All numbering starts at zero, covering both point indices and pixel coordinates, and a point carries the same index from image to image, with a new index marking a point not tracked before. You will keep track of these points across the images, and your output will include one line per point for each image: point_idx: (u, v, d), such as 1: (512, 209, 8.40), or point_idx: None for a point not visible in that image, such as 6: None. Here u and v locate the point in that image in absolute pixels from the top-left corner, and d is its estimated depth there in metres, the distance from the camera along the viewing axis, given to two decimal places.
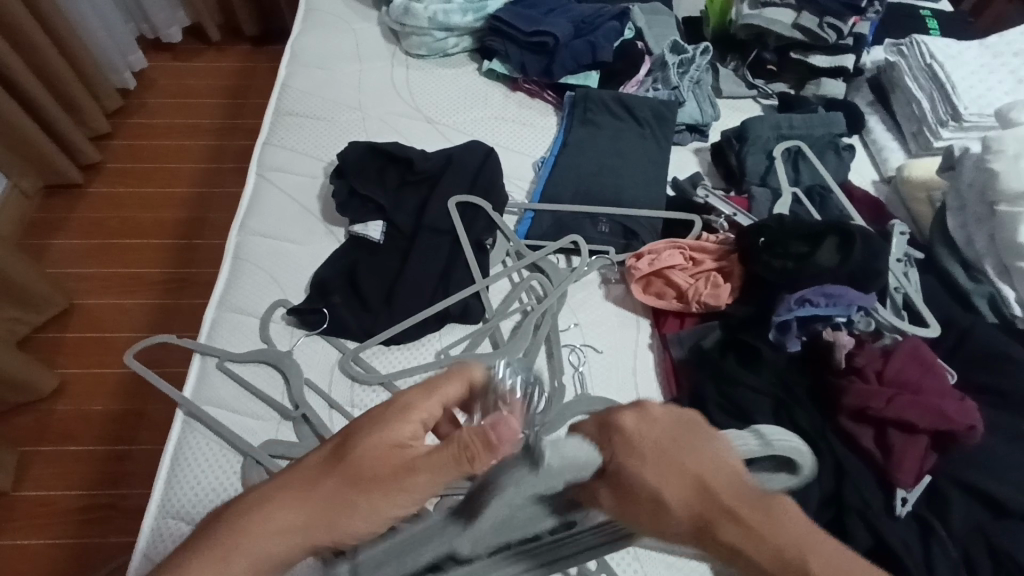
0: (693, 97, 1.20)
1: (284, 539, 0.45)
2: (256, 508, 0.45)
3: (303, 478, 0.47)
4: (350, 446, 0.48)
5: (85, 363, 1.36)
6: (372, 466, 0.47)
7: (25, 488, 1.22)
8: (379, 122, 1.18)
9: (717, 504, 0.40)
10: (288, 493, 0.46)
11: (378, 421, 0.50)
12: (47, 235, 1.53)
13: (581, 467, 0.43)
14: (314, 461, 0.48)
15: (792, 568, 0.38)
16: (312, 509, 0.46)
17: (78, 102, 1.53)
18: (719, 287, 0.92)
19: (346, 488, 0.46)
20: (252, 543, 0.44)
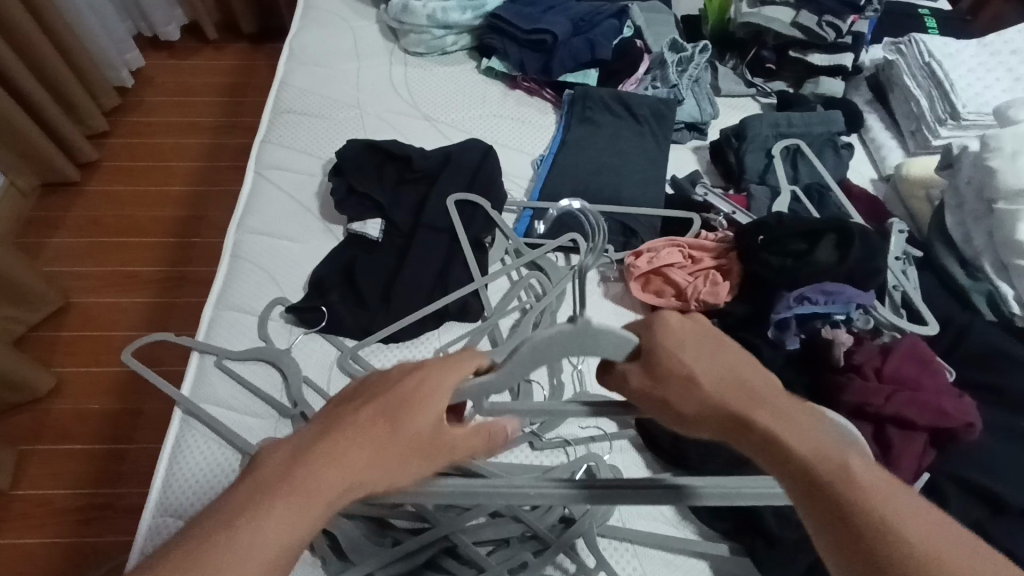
0: (692, 95, 1.20)
1: (312, 509, 0.40)
2: (303, 485, 0.40)
3: (349, 446, 0.42)
4: (391, 411, 0.43)
5: (83, 361, 1.35)
6: (412, 434, 0.43)
7: (22, 487, 1.22)
8: (377, 120, 1.17)
9: (755, 391, 0.43)
10: (322, 460, 0.41)
11: (426, 390, 0.44)
12: (44, 233, 1.52)
13: (618, 346, 0.47)
14: (345, 425, 0.43)
15: (831, 461, 0.40)
16: (346, 479, 0.41)
17: (75, 100, 1.53)
18: (718, 284, 0.92)
19: (384, 455, 0.42)
20: (277, 516, 0.39)
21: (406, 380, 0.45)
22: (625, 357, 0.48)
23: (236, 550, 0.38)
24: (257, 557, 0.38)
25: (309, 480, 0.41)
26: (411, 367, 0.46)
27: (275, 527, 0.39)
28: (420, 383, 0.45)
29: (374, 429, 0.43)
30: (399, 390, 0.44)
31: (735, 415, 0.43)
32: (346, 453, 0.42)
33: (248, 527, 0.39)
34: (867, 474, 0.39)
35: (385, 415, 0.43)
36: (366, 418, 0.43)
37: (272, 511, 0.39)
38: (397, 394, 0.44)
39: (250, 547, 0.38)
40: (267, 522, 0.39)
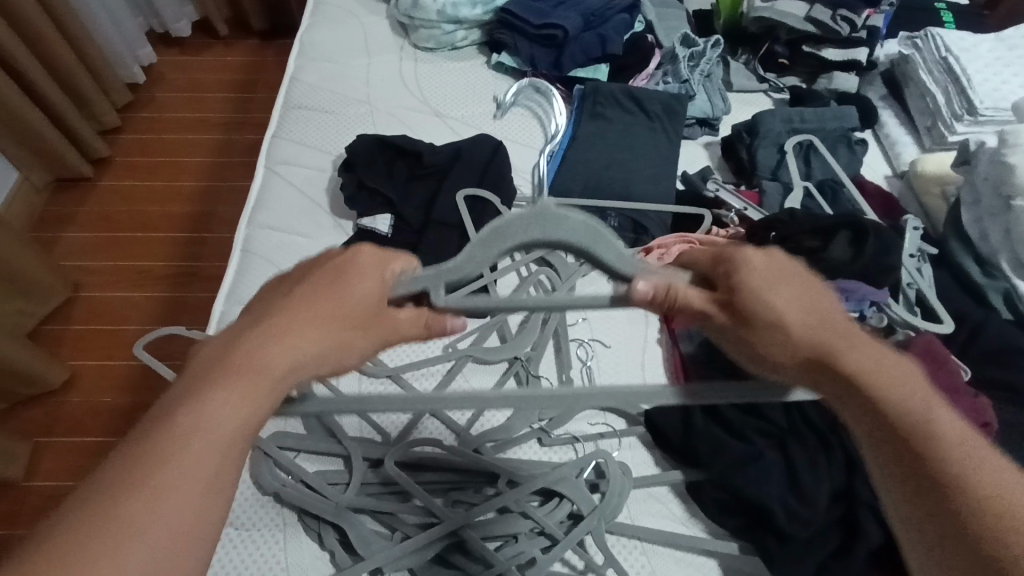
0: (703, 90, 1.19)
1: (260, 385, 0.44)
2: (250, 362, 0.44)
3: (288, 324, 0.46)
4: (330, 289, 0.47)
5: (96, 355, 1.37)
6: (354, 310, 0.47)
7: (36, 479, 1.23)
8: (387, 115, 1.17)
9: (850, 336, 0.48)
10: (264, 342, 0.45)
11: (358, 267, 0.49)
12: (56, 228, 1.54)
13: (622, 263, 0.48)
14: (286, 308, 0.46)
15: (918, 413, 0.44)
16: (290, 355, 0.45)
17: (86, 95, 1.54)
18: None
19: (324, 330, 0.46)
20: (223, 396, 0.42)
21: (337, 259, 0.49)
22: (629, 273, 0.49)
23: (192, 424, 0.41)
24: (211, 429, 0.41)
25: (251, 357, 0.44)
26: (340, 253, 0.50)
27: (228, 401, 0.42)
28: (349, 261, 0.49)
29: (315, 307, 0.47)
30: (330, 269, 0.48)
31: (823, 351, 0.47)
32: (286, 330, 0.45)
33: (198, 404, 0.42)
34: (949, 427, 0.44)
35: (320, 292, 0.47)
36: (302, 295, 0.47)
37: (221, 389, 0.43)
38: (326, 273, 0.48)
39: (204, 422, 0.41)
40: (216, 396, 0.42)
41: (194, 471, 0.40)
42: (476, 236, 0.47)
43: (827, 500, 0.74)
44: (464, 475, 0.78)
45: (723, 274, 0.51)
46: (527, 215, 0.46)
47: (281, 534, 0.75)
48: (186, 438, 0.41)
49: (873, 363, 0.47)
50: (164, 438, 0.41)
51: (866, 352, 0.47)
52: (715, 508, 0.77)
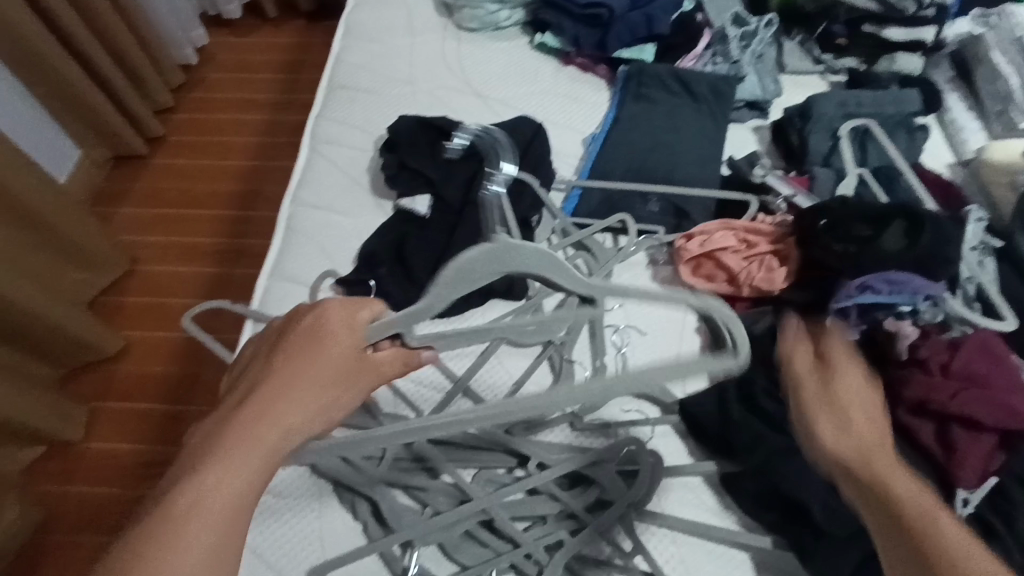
0: (754, 72, 1.15)
1: (258, 453, 0.48)
2: (246, 434, 0.48)
3: (273, 396, 0.50)
4: (309, 352, 0.52)
5: (147, 326, 1.43)
6: (334, 367, 0.52)
7: (93, 440, 1.31)
8: (429, 95, 1.17)
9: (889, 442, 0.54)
10: (256, 412, 0.49)
11: (334, 328, 0.53)
12: (114, 204, 1.61)
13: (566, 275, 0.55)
14: (271, 380, 0.51)
15: (928, 519, 0.50)
16: (281, 420, 0.49)
17: (143, 75, 1.59)
18: (774, 270, 0.89)
19: (308, 391, 0.51)
20: (225, 471, 0.46)
21: (311, 320, 0.53)
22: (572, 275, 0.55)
23: (194, 504, 0.44)
24: (216, 506, 0.45)
25: (243, 430, 0.48)
26: (307, 313, 0.54)
27: (226, 477, 0.46)
28: (320, 321, 0.53)
29: (297, 372, 0.51)
30: (307, 333, 0.52)
31: (869, 446, 0.53)
32: (271, 401, 0.50)
33: (197, 483, 0.45)
34: (955, 537, 0.49)
35: (299, 359, 0.51)
36: (283, 362, 0.51)
37: (218, 465, 0.46)
38: (301, 338, 0.52)
39: (205, 498, 0.45)
40: (213, 472, 0.46)
41: (201, 548, 0.44)
42: (444, 275, 0.50)
43: None
44: (495, 454, 0.78)
45: (805, 365, 0.56)
46: (486, 252, 0.50)
47: (317, 505, 0.78)
48: (189, 521, 0.44)
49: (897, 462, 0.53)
50: (171, 520, 0.44)
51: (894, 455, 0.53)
52: (750, 500, 0.76)
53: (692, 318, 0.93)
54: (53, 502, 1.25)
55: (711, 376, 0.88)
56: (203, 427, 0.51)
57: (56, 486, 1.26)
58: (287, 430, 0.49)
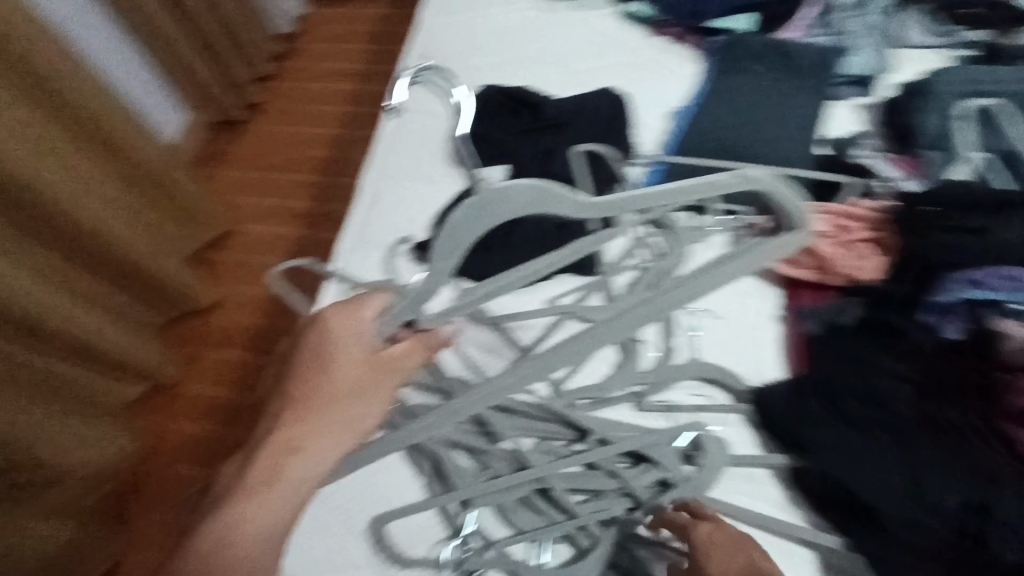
0: (864, 45, 1.06)
1: (275, 490, 0.49)
2: (259, 473, 0.49)
3: (282, 427, 0.50)
4: (312, 378, 0.50)
5: (239, 282, 1.53)
6: (341, 388, 0.50)
7: (190, 383, 1.42)
8: (512, 66, 1.17)
9: (723, 538, 0.63)
10: (268, 450, 0.49)
11: (336, 343, 0.50)
12: (216, 166, 1.73)
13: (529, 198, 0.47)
14: (280, 411, 0.50)
15: None
16: (290, 454, 0.49)
17: (245, 44, 1.67)
18: (865, 259, 0.83)
19: (313, 417, 0.50)
20: (244, 512, 0.49)
21: (312, 337, 0.51)
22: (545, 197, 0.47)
23: (216, 542, 0.48)
24: (237, 543, 0.48)
25: (258, 464, 0.49)
26: (311, 323, 0.51)
27: (243, 514, 0.49)
28: (321, 336, 0.50)
29: (302, 401, 0.50)
30: (310, 351, 0.51)
31: None
32: (277, 432, 0.50)
33: (216, 524, 0.48)
34: None
35: (305, 381, 0.50)
36: (290, 392, 0.50)
37: (236, 502, 0.49)
38: (306, 357, 0.51)
39: (226, 535, 0.48)
40: (230, 516, 0.49)
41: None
42: (432, 250, 0.49)
43: (957, 508, 0.65)
44: (555, 426, 0.77)
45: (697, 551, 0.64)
46: (463, 215, 0.47)
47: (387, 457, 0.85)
48: (214, 558, 0.48)
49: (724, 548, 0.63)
50: (199, 556, 0.48)
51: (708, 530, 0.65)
52: (817, 496, 0.73)
53: (772, 305, 0.88)
54: (155, 435, 1.38)
55: (788, 366, 0.84)
56: (232, 462, 0.53)
57: (156, 421, 1.39)
58: (301, 459, 0.49)
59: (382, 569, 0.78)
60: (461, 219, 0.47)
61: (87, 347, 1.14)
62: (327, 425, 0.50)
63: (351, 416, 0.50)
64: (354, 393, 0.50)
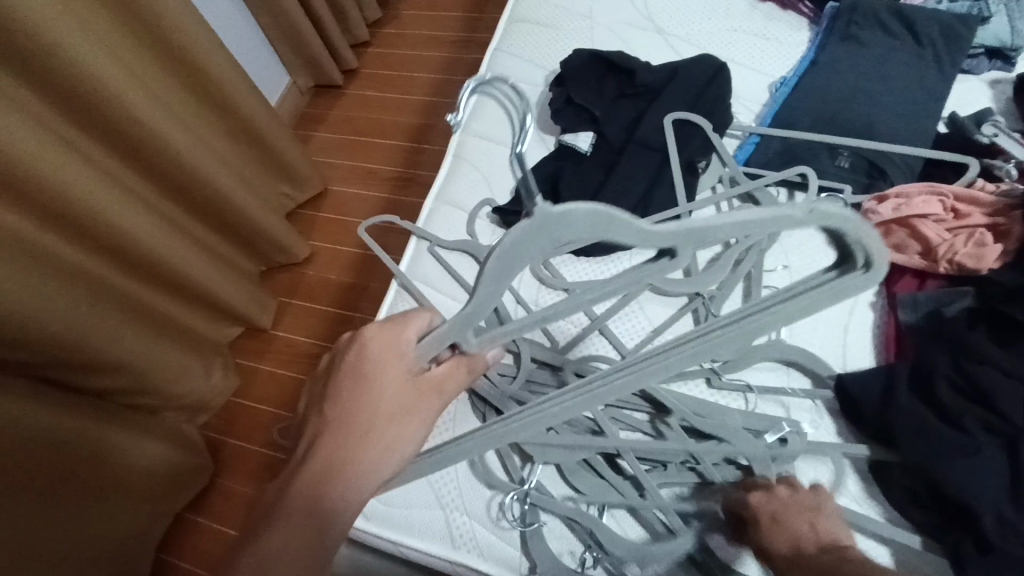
0: (1004, 13, 0.95)
1: (314, 513, 0.54)
2: (301, 498, 0.54)
3: (331, 445, 0.55)
4: (352, 404, 0.56)
5: (328, 238, 1.61)
6: (383, 410, 0.55)
7: (280, 329, 1.53)
8: (606, 31, 1.14)
9: (779, 508, 0.64)
10: (308, 476, 0.54)
11: (378, 364, 0.55)
12: (313, 127, 1.81)
13: (576, 231, 0.41)
14: (323, 442, 0.55)
15: None
16: (331, 480, 0.54)
17: (346, 10, 1.73)
18: (984, 247, 0.75)
19: (354, 442, 0.55)
20: (284, 538, 0.54)
21: (355, 358, 0.56)
22: (592, 228, 0.41)
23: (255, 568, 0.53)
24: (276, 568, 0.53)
25: (307, 479, 0.54)
26: (353, 345, 0.57)
27: (281, 538, 0.54)
28: (363, 358, 0.56)
29: (344, 427, 0.55)
30: (353, 373, 0.56)
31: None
32: (325, 449, 0.55)
33: (272, 534, 0.54)
34: None
35: (351, 399, 0.56)
36: (331, 416, 0.56)
37: (277, 527, 0.54)
38: (347, 375, 0.56)
39: (264, 560, 0.53)
40: (271, 540, 0.54)
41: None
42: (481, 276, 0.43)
43: None
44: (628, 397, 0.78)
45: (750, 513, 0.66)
46: (525, 233, 0.40)
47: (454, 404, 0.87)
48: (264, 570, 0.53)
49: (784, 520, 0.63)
50: None
51: (761, 495, 0.66)
52: (902, 493, 0.69)
53: (870, 290, 0.83)
54: (247, 374, 1.49)
55: (882, 355, 0.79)
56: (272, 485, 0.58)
57: (249, 361, 1.50)
58: (349, 474, 0.55)
59: (447, 513, 0.82)
60: (522, 236, 0.40)
61: (195, 290, 1.25)
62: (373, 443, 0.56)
63: (398, 432, 0.56)
64: (399, 412, 0.56)
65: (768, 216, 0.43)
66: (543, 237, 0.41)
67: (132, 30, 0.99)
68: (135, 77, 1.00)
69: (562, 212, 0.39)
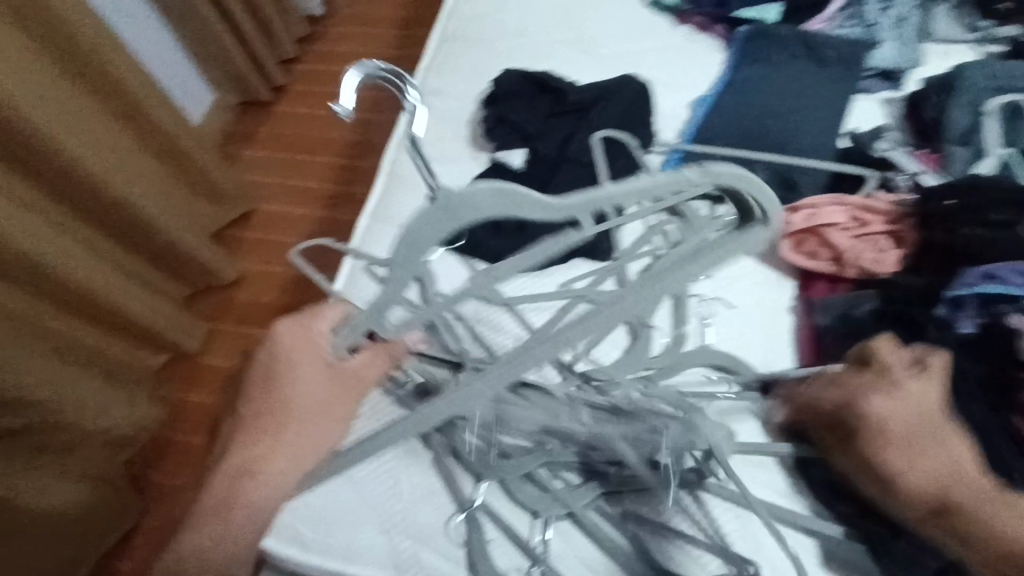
0: (893, 38, 1.04)
1: (249, 501, 0.57)
2: (234, 485, 0.56)
3: (253, 440, 0.56)
4: (271, 399, 0.54)
5: (260, 259, 1.56)
6: (303, 403, 0.54)
7: (210, 356, 1.46)
8: (535, 51, 1.17)
9: (921, 437, 0.64)
10: (238, 466, 0.56)
11: (291, 362, 0.54)
12: (239, 145, 1.75)
13: (480, 207, 0.44)
14: (247, 436, 0.56)
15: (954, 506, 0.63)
16: (261, 471, 0.56)
17: (273, 26, 1.69)
18: (884, 252, 0.82)
19: (279, 436, 0.55)
20: (223, 522, 0.57)
21: (268, 356, 0.54)
22: (501, 203, 0.44)
23: (201, 539, 0.58)
24: (222, 540, 0.58)
25: (233, 471, 0.56)
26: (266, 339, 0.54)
27: (222, 517, 0.57)
28: (276, 353, 0.54)
29: (266, 422, 0.55)
30: (268, 372, 0.54)
31: (933, 486, 0.63)
32: (249, 441, 0.55)
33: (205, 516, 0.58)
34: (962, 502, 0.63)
35: (267, 397, 0.54)
36: (253, 412, 0.55)
37: (214, 509, 0.58)
38: (260, 373, 0.55)
39: (210, 532, 0.58)
40: (213, 519, 0.58)
41: (223, 550, 0.59)
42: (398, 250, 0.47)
43: None
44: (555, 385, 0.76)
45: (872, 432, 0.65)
46: (425, 216, 0.45)
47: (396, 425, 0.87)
48: (207, 537, 0.58)
49: (912, 448, 0.64)
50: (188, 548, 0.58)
51: (888, 406, 0.64)
52: (824, 488, 0.74)
53: (787, 296, 0.88)
54: (178, 403, 1.42)
55: (801, 356, 0.84)
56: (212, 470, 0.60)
57: (178, 391, 1.43)
58: (269, 469, 0.56)
59: (391, 539, 0.80)
60: (420, 222, 0.45)
61: (116, 315, 1.18)
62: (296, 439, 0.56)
63: (320, 428, 0.56)
64: (319, 409, 0.55)
65: (668, 178, 0.49)
66: (451, 210, 0.44)
67: (36, 42, 0.93)
68: (45, 93, 0.93)
69: (459, 188, 0.43)
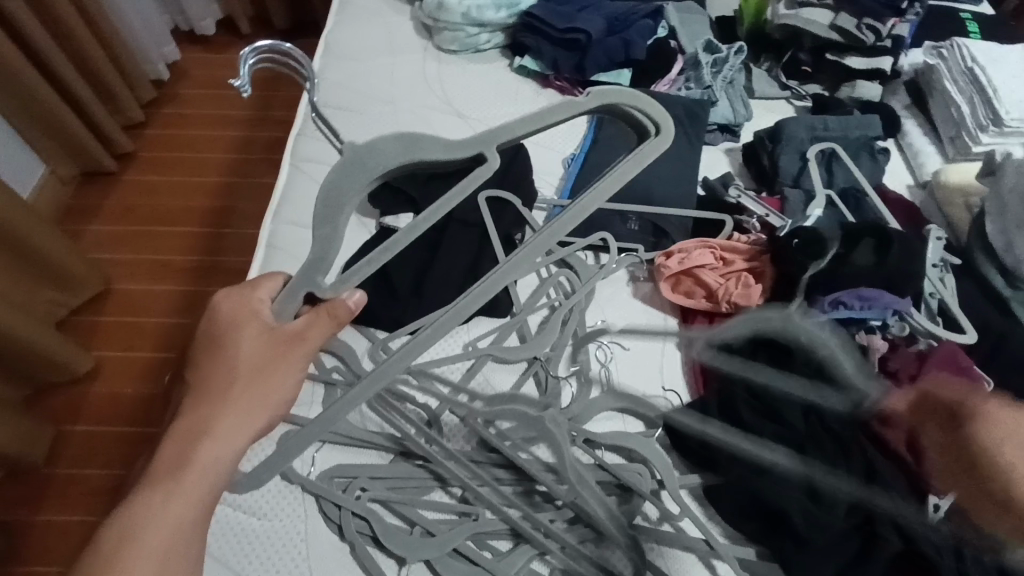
0: (726, 97, 1.20)
1: (195, 476, 0.49)
2: (173, 462, 0.49)
3: (193, 408, 0.51)
4: (210, 369, 0.51)
5: (116, 346, 1.39)
6: (246, 367, 0.51)
7: (57, 466, 1.25)
8: (410, 116, 1.19)
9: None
10: (179, 439, 0.50)
11: (229, 325, 0.52)
12: (82, 221, 1.57)
13: (373, 166, 0.51)
14: (187, 411, 0.51)
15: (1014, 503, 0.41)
16: (205, 441, 0.49)
17: (115, 93, 1.57)
18: (750, 287, 0.91)
19: (222, 403, 0.50)
20: (162, 508, 0.48)
21: (206, 324, 0.53)
22: (392, 157, 0.52)
23: (126, 529, 0.48)
24: (154, 530, 0.48)
25: (169, 448, 0.50)
26: (206, 313, 0.54)
27: (149, 509, 0.48)
28: (215, 324, 0.52)
29: (205, 392, 0.51)
30: (207, 337, 0.52)
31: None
32: (188, 414, 0.50)
33: (134, 502, 0.48)
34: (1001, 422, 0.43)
35: (208, 364, 0.51)
36: (195, 381, 0.52)
37: (144, 498, 0.48)
38: (202, 346, 0.52)
39: (138, 528, 0.48)
40: (145, 492, 0.49)
41: (157, 547, 0.47)
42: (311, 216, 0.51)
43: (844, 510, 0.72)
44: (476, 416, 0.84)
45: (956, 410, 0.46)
46: (341, 170, 0.51)
47: (295, 528, 0.79)
48: (144, 526, 0.48)
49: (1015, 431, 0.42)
50: (109, 545, 0.47)
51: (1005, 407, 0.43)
52: (732, 512, 0.79)
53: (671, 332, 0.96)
54: (14, 524, 1.19)
55: (693, 390, 0.90)
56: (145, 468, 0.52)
57: (16, 513, 1.20)
58: (214, 436, 0.50)
59: None
60: (338, 176, 0.51)
61: None
62: (239, 402, 0.51)
63: (265, 390, 0.51)
64: (261, 367, 0.51)
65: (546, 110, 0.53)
66: (350, 169, 0.51)
67: None
68: None
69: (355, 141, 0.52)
